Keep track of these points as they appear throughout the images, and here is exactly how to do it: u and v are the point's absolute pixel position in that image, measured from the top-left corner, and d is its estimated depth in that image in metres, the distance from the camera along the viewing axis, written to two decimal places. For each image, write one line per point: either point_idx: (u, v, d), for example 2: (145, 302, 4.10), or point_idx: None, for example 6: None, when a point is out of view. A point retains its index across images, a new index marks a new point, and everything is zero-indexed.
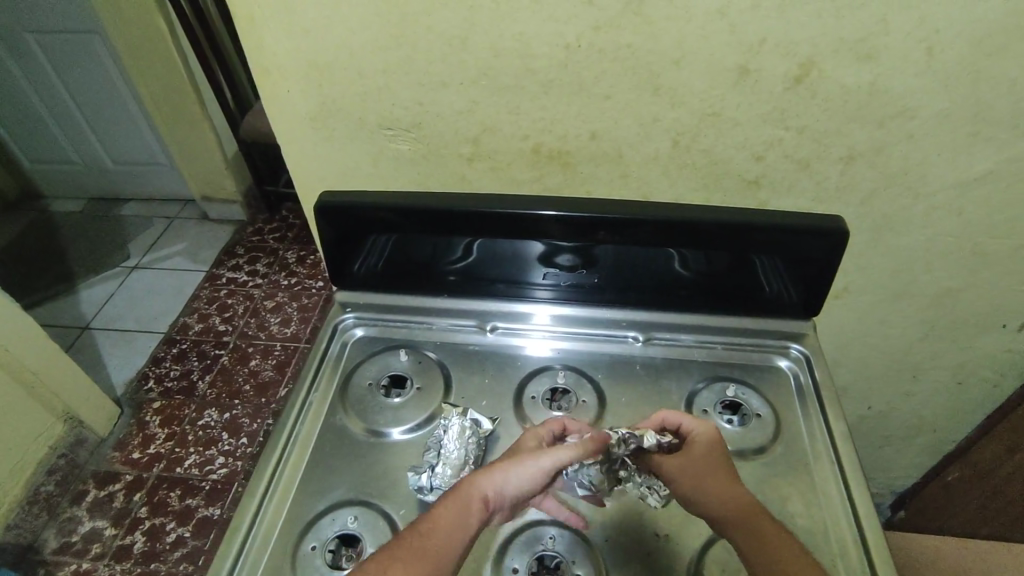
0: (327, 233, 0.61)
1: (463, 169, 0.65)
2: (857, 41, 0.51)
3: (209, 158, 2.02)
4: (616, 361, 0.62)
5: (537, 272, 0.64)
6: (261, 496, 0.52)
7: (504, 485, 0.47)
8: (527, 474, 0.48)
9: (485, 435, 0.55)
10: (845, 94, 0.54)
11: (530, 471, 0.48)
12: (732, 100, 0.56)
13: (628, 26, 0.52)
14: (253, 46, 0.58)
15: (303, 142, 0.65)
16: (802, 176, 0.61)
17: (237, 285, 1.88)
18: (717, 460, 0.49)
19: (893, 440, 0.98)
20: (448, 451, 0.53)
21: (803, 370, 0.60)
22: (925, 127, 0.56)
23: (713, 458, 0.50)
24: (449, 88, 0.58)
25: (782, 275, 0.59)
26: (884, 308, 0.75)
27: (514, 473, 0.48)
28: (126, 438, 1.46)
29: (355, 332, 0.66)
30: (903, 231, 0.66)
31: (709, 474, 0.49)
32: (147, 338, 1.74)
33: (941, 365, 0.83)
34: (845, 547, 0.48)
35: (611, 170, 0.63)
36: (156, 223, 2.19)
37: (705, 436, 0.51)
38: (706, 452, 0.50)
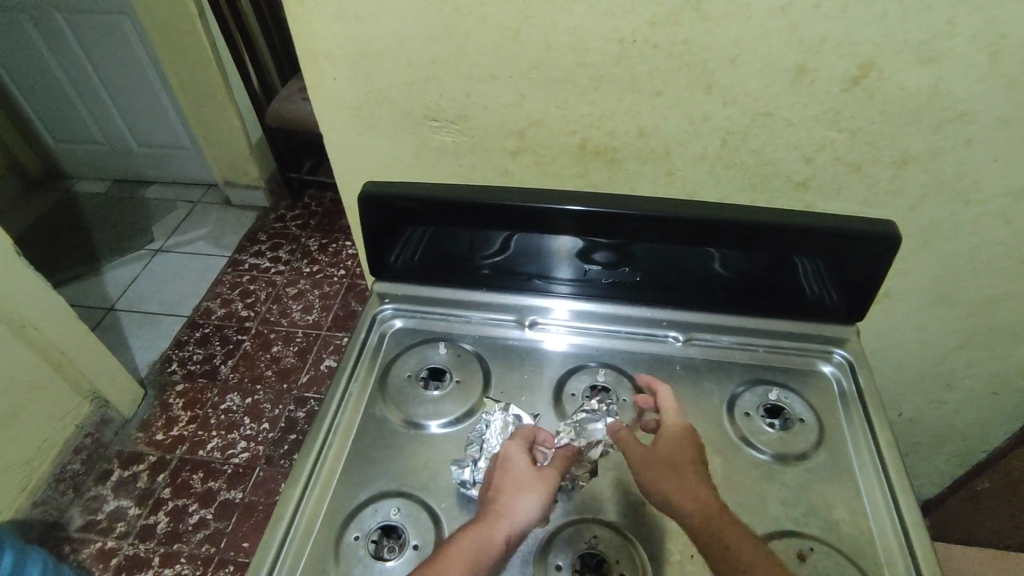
0: (368, 222, 0.60)
1: (507, 163, 0.65)
2: (921, 43, 0.50)
3: (233, 142, 2.02)
4: (655, 360, 0.62)
5: (575, 268, 0.63)
6: (304, 483, 0.52)
7: (516, 524, 0.47)
8: (536, 507, 0.48)
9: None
10: (905, 96, 0.53)
11: (537, 503, 0.48)
12: (787, 100, 0.55)
13: (686, 23, 0.51)
14: (303, 33, 0.58)
15: (347, 131, 0.65)
16: (852, 180, 0.60)
17: (259, 271, 1.89)
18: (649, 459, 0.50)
19: (920, 447, 0.97)
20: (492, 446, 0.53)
21: (847, 376, 0.60)
22: (983, 133, 0.55)
23: (680, 455, 0.51)
24: (498, 80, 0.58)
25: (828, 280, 0.58)
26: (923, 314, 0.74)
27: (519, 506, 0.48)
28: (150, 419, 1.48)
29: (393, 323, 0.66)
30: (951, 237, 0.65)
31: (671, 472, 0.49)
32: (170, 320, 1.76)
33: (977, 374, 0.81)
34: (893, 556, 0.48)
35: (656, 167, 0.62)
36: (179, 207, 2.20)
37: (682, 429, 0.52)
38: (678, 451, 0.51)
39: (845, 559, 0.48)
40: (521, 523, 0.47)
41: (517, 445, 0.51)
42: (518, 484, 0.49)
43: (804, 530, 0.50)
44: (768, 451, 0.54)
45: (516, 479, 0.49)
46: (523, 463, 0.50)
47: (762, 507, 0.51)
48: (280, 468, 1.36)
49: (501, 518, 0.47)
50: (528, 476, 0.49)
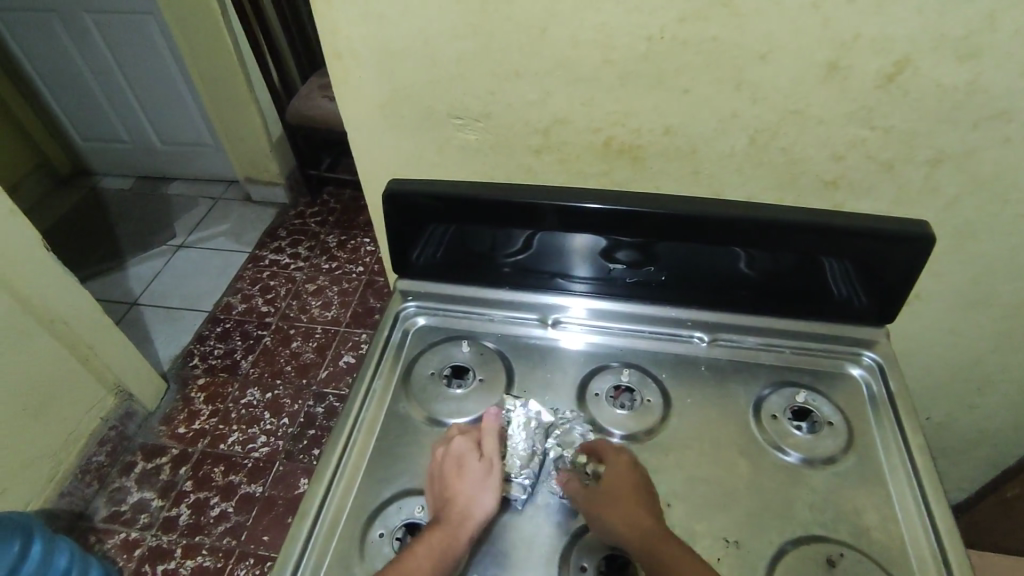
0: (392, 220, 0.61)
1: (530, 161, 0.64)
2: (959, 39, 0.49)
3: (254, 139, 2.04)
4: (680, 361, 0.61)
5: (598, 267, 0.63)
6: (329, 479, 0.53)
7: (474, 518, 0.48)
8: (489, 499, 0.49)
9: (552, 428, 0.55)
10: (941, 93, 0.52)
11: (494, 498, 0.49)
12: (818, 98, 0.54)
13: (715, 19, 0.50)
14: (328, 31, 0.58)
15: (370, 129, 0.65)
16: (883, 179, 0.59)
17: (279, 267, 1.91)
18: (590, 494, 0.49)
19: (950, 451, 0.95)
20: (516, 443, 0.54)
21: (876, 379, 0.59)
22: (1022, 131, 0.54)
23: (619, 483, 0.50)
24: (523, 78, 0.57)
25: (856, 281, 0.57)
26: (954, 316, 0.73)
27: (476, 499, 0.49)
28: (172, 413, 1.50)
29: (416, 320, 0.66)
30: (985, 238, 0.63)
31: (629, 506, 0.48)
32: (191, 316, 1.78)
33: (1010, 377, 0.80)
34: (925, 563, 0.47)
35: (682, 165, 0.62)
36: (201, 204, 2.23)
37: (624, 462, 0.51)
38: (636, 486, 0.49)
39: (876, 565, 0.47)
40: (479, 517, 0.48)
41: (461, 441, 0.52)
42: (469, 478, 0.50)
43: (833, 535, 0.49)
44: (795, 455, 0.54)
45: (471, 476, 0.50)
46: (468, 458, 0.51)
47: (790, 512, 0.50)
48: (300, 463, 1.37)
49: (461, 516, 0.48)
50: (479, 469, 0.50)
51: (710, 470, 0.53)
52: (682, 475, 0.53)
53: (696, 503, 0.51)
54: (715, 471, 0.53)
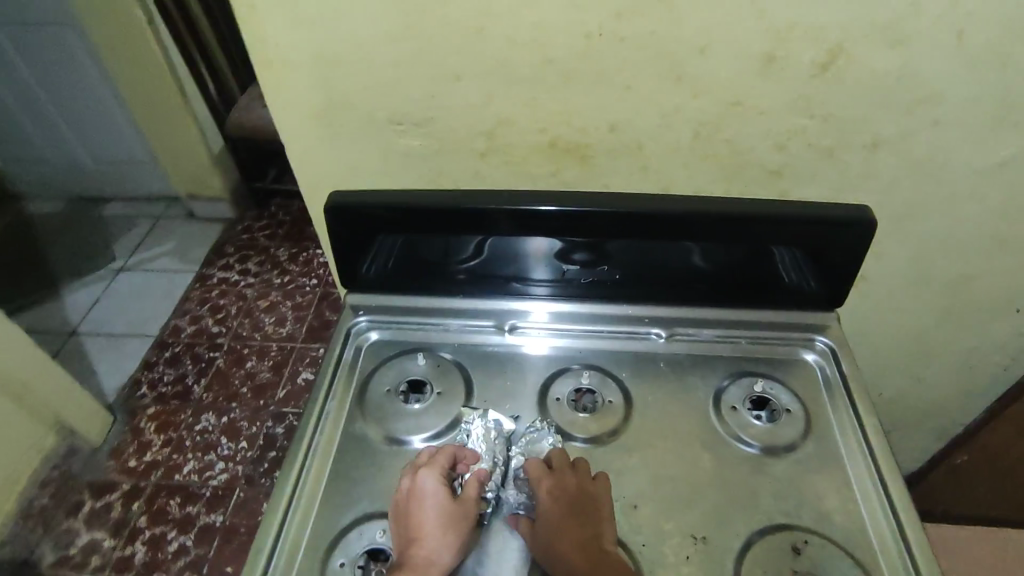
0: (336, 233, 0.58)
1: (477, 165, 0.63)
2: (887, 26, 0.50)
3: (194, 154, 1.96)
4: (639, 358, 0.61)
5: (552, 269, 0.62)
6: (284, 509, 0.50)
7: (450, 553, 0.47)
8: (463, 535, 0.48)
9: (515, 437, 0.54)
10: (874, 79, 0.53)
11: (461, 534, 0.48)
12: (757, 88, 0.54)
13: (651, 14, 0.50)
14: (255, 39, 0.55)
15: (308, 139, 0.63)
16: (824, 166, 0.60)
17: (228, 285, 1.84)
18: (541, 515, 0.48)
19: (903, 425, 0.98)
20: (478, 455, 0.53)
21: (830, 363, 0.60)
22: (951, 113, 0.55)
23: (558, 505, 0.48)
24: (463, 80, 0.56)
25: (805, 268, 0.58)
26: (899, 295, 0.75)
27: (445, 536, 0.47)
28: (121, 446, 1.43)
29: (370, 335, 0.64)
30: (923, 218, 0.65)
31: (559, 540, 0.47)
32: (137, 342, 1.70)
33: (953, 350, 0.83)
34: (886, 542, 0.48)
35: (629, 162, 0.61)
36: (141, 224, 2.13)
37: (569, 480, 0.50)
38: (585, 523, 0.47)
39: (839, 549, 0.48)
40: (454, 551, 0.47)
41: (430, 474, 0.50)
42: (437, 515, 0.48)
43: (797, 522, 0.49)
44: (757, 444, 0.54)
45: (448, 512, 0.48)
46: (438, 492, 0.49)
47: (755, 503, 0.50)
48: (262, 487, 1.32)
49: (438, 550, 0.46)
50: (456, 506, 0.49)
51: (674, 468, 0.53)
52: (647, 475, 0.52)
53: (662, 502, 0.51)
54: (680, 469, 0.53)
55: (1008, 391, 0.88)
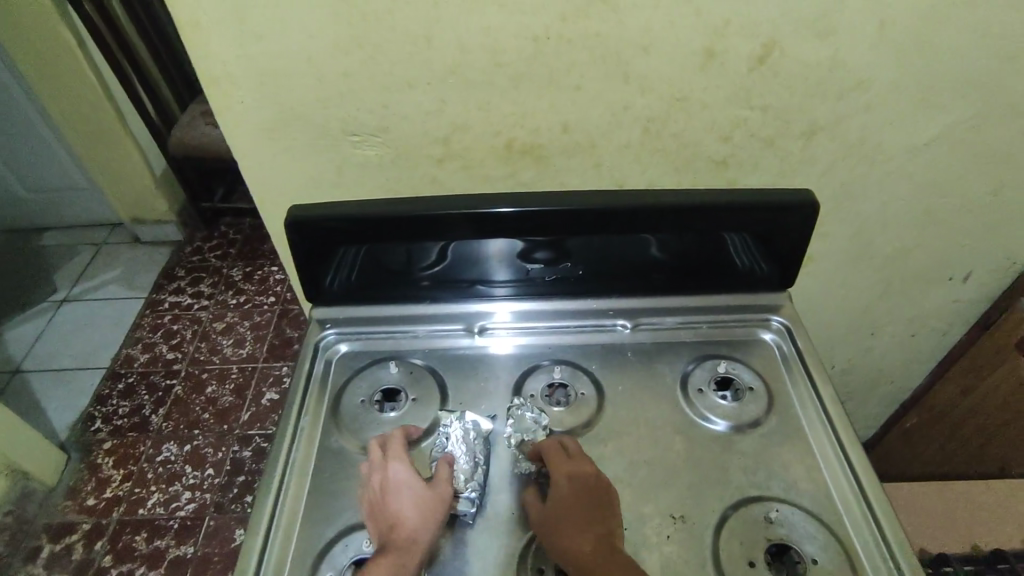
0: (298, 248, 0.58)
1: (435, 171, 0.64)
2: (815, 19, 0.53)
3: (135, 176, 1.89)
4: (606, 350, 0.63)
5: (516, 269, 0.63)
6: (265, 530, 0.49)
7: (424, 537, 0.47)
8: (438, 517, 0.48)
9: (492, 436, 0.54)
10: (806, 69, 0.56)
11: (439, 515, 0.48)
12: (699, 83, 0.57)
13: (596, 16, 0.52)
14: (201, 55, 0.54)
15: (261, 155, 0.62)
16: (767, 153, 0.63)
17: (181, 309, 1.78)
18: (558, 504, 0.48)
19: (856, 394, 1.03)
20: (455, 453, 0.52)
21: (786, 340, 0.63)
22: (878, 98, 0.59)
23: (574, 498, 0.48)
24: (416, 88, 0.56)
25: (756, 252, 0.61)
26: (843, 271, 0.79)
27: (424, 516, 0.48)
28: (78, 485, 1.36)
29: (339, 348, 0.64)
30: (860, 197, 0.69)
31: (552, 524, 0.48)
32: (87, 375, 1.62)
33: (896, 320, 0.88)
34: (849, 502, 0.51)
35: (584, 160, 0.63)
36: (82, 252, 2.04)
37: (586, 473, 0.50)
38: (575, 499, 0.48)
39: (808, 514, 0.50)
40: (429, 534, 0.48)
41: (399, 464, 0.51)
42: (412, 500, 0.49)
43: (767, 493, 0.52)
44: (724, 423, 0.56)
45: (419, 497, 0.49)
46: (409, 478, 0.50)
47: (726, 479, 0.53)
48: (233, 513, 1.29)
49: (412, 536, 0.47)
50: (427, 489, 0.49)
51: (649, 452, 0.55)
52: (624, 462, 0.54)
53: (640, 486, 0.52)
54: (654, 453, 0.54)
55: (952, 350, 0.93)
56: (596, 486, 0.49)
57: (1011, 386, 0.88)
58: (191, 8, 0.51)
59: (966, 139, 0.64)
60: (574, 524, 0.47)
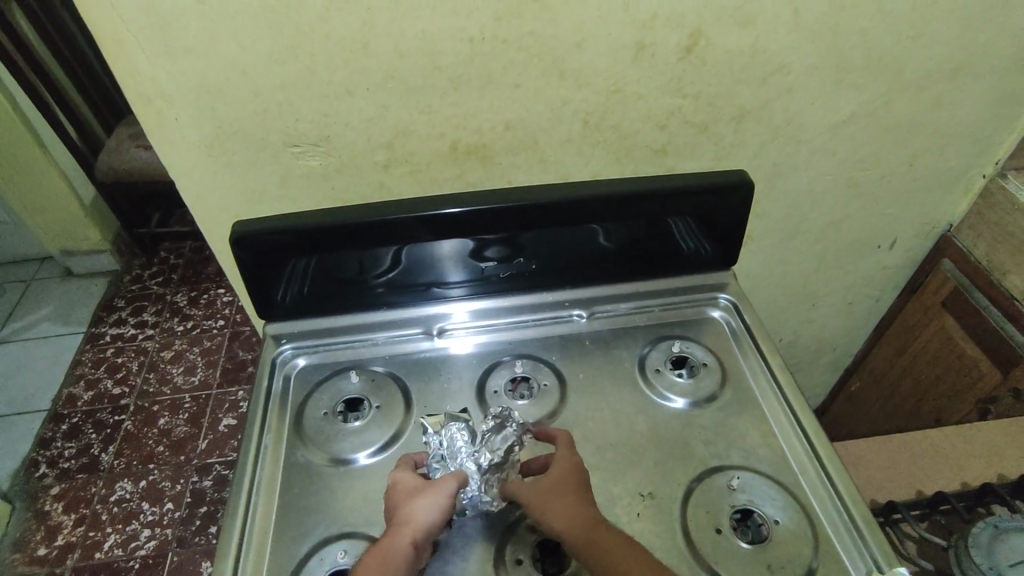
0: (245, 264, 0.56)
1: (381, 177, 0.63)
2: (735, 8, 0.56)
3: (62, 206, 1.79)
4: (564, 340, 0.64)
5: (469, 269, 0.63)
6: (236, 553, 0.49)
7: (418, 529, 0.46)
8: (436, 508, 0.48)
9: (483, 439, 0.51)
10: (730, 58, 0.59)
11: (439, 505, 0.48)
12: (633, 75, 0.59)
13: (528, 14, 0.53)
14: (128, 73, 0.53)
15: (201, 173, 0.61)
16: (701, 140, 0.66)
17: (124, 341, 1.70)
18: (561, 486, 0.49)
19: (803, 363, 1.08)
20: (466, 467, 0.50)
21: (733, 316, 0.65)
22: (799, 80, 0.63)
23: (573, 483, 0.49)
24: (356, 95, 0.56)
25: (698, 234, 0.63)
26: (781, 247, 0.83)
27: (428, 508, 0.48)
28: (26, 535, 1.29)
29: (296, 362, 0.62)
30: (791, 175, 0.73)
31: (547, 497, 0.48)
32: (26, 419, 1.53)
33: (834, 289, 0.93)
34: (803, 461, 0.54)
35: (528, 157, 0.64)
36: (10, 290, 1.92)
37: (572, 461, 0.51)
38: (568, 475, 0.50)
39: (767, 478, 0.53)
40: (424, 525, 0.47)
41: (405, 470, 0.51)
42: (413, 495, 0.49)
43: (728, 463, 0.54)
44: (683, 400, 0.58)
45: (413, 493, 0.49)
46: (413, 480, 0.50)
47: (689, 453, 0.55)
48: (197, 546, 1.24)
49: (403, 527, 0.46)
50: (420, 484, 0.50)
51: (615, 435, 0.56)
52: (590, 447, 0.55)
53: (607, 469, 0.54)
54: (619, 435, 0.56)
55: (889, 310, 0.99)
56: (579, 464, 0.51)
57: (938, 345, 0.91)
58: (113, 23, 0.49)
59: (881, 114, 0.68)
60: (577, 500, 0.48)
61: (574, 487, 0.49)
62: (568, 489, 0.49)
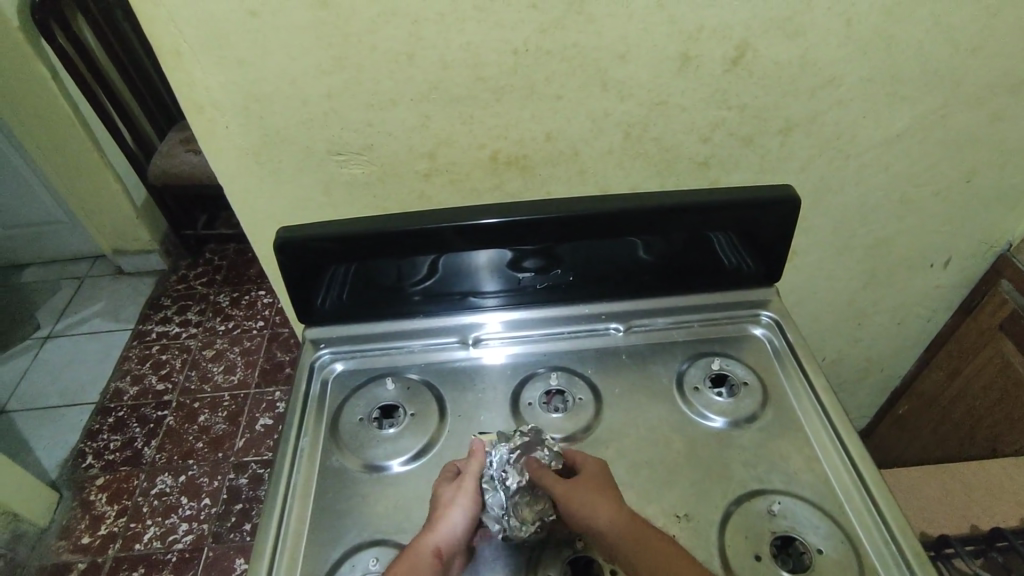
0: (288, 268, 0.58)
1: (422, 186, 0.64)
2: (785, 20, 0.54)
3: (115, 206, 1.87)
4: (600, 353, 0.63)
5: (505, 279, 0.63)
6: (270, 555, 0.49)
7: (444, 537, 0.46)
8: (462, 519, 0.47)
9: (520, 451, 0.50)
10: (779, 70, 0.58)
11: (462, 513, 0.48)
12: (677, 88, 0.58)
13: (573, 26, 0.53)
14: (183, 83, 0.54)
15: (249, 180, 0.62)
16: (746, 152, 0.64)
17: (169, 339, 1.76)
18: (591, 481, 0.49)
19: (847, 384, 1.04)
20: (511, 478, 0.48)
21: (777, 334, 0.64)
22: (850, 93, 0.61)
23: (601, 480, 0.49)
24: (400, 106, 0.57)
25: (740, 249, 0.62)
26: (827, 263, 0.81)
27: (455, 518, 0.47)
28: (72, 524, 1.34)
29: (334, 367, 0.63)
30: (839, 191, 0.71)
31: (582, 486, 0.48)
32: (76, 411, 1.59)
33: (882, 308, 0.89)
34: (850, 489, 0.52)
35: (568, 167, 0.64)
36: (65, 286, 2.01)
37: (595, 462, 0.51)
38: (597, 474, 0.50)
39: (810, 504, 0.51)
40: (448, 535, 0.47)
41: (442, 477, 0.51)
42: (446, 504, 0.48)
43: (768, 487, 0.52)
44: (722, 420, 0.57)
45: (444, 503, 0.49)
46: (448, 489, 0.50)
47: (728, 475, 0.53)
48: (232, 543, 1.27)
49: (428, 534, 0.46)
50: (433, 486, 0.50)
51: (651, 453, 0.55)
52: (626, 464, 0.54)
53: (643, 487, 0.52)
54: (655, 453, 0.55)
55: (940, 332, 0.94)
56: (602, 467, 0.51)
57: (993, 370, 0.88)
58: (171, 35, 0.51)
59: (937, 129, 0.66)
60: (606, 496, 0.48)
61: (609, 487, 0.49)
62: (602, 488, 0.49)
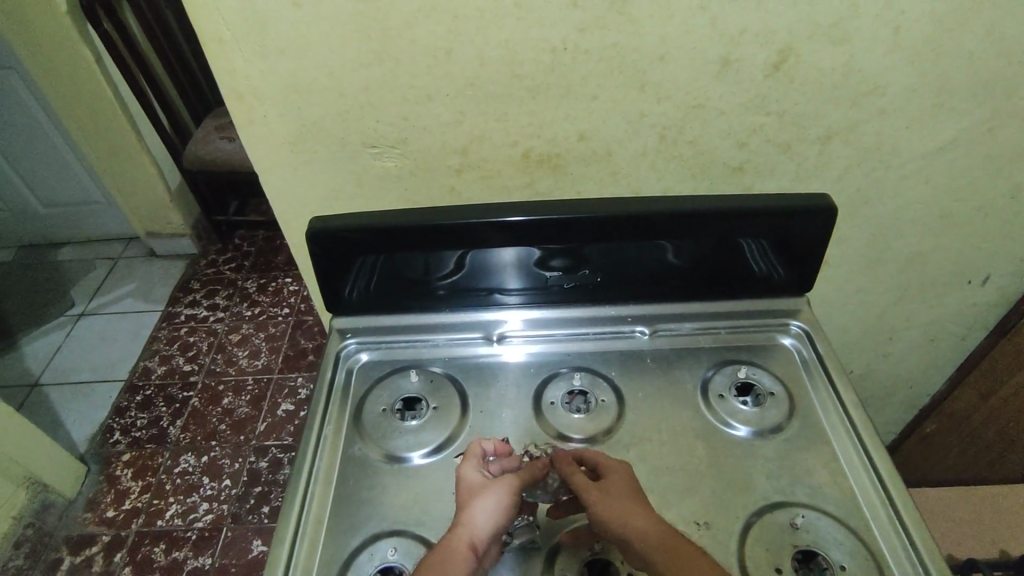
0: (318, 258, 0.58)
1: (452, 181, 0.64)
2: (830, 26, 0.53)
3: (151, 189, 1.92)
4: (624, 355, 0.63)
5: (531, 278, 0.63)
6: (290, 539, 0.50)
7: (478, 529, 0.46)
8: (493, 508, 0.47)
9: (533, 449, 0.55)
10: (821, 76, 0.57)
11: (492, 506, 0.47)
12: (716, 91, 0.57)
13: (614, 26, 0.52)
14: (225, 72, 0.55)
15: (284, 169, 0.63)
16: (783, 159, 0.63)
17: (197, 322, 1.80)
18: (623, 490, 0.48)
19: (874, 399, 1.02)
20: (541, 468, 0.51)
21: (805, 345, 0.63)
22: (895, 102, 0.59)
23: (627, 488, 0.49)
24: (435, 100, 0.57)
25: (771, 257, 0.61)
26: (859, 275, 0.79)
27: (486, 510, 0.47)
28: (97, 497, 1.38)
29: (359, 357, 0.64)
30: (876, 202, 0.69)
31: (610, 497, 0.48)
32: (106, 388, 1.64)
33: (915, 323, 0.87)
34: (876, 505, 0.51)
35: (600, 168, 0.63)
36: (100, 265, 2.07)
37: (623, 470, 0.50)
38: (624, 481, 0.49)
39: (834, 519, 0.50)
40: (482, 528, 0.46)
41: (469, 465, 0.51)
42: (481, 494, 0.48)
43: (791, 500, 0.51)
44: (746, 429, 0.56)
45: (468, 492, 0.49)
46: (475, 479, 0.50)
47: (750, 486, 0.52)
48: (251, 524, 1.29)
49: (461, 526, 0.46)
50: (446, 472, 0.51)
51: (672, 459, 0.54)
52: (647, 468, 0.54)
53: (662, 493, 0.52)
54: (676, 459, 0.54)
55: (973, 353, 0.91)
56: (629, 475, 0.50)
57: None
58: (216, 23, 0.52)
59: (984, 141, 0.64)
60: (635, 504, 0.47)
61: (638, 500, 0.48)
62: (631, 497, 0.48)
